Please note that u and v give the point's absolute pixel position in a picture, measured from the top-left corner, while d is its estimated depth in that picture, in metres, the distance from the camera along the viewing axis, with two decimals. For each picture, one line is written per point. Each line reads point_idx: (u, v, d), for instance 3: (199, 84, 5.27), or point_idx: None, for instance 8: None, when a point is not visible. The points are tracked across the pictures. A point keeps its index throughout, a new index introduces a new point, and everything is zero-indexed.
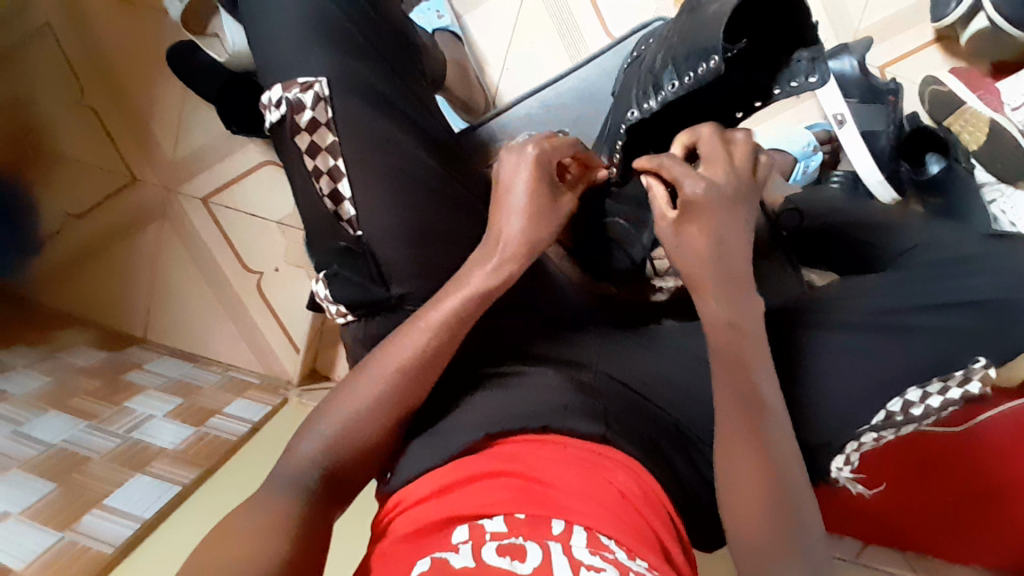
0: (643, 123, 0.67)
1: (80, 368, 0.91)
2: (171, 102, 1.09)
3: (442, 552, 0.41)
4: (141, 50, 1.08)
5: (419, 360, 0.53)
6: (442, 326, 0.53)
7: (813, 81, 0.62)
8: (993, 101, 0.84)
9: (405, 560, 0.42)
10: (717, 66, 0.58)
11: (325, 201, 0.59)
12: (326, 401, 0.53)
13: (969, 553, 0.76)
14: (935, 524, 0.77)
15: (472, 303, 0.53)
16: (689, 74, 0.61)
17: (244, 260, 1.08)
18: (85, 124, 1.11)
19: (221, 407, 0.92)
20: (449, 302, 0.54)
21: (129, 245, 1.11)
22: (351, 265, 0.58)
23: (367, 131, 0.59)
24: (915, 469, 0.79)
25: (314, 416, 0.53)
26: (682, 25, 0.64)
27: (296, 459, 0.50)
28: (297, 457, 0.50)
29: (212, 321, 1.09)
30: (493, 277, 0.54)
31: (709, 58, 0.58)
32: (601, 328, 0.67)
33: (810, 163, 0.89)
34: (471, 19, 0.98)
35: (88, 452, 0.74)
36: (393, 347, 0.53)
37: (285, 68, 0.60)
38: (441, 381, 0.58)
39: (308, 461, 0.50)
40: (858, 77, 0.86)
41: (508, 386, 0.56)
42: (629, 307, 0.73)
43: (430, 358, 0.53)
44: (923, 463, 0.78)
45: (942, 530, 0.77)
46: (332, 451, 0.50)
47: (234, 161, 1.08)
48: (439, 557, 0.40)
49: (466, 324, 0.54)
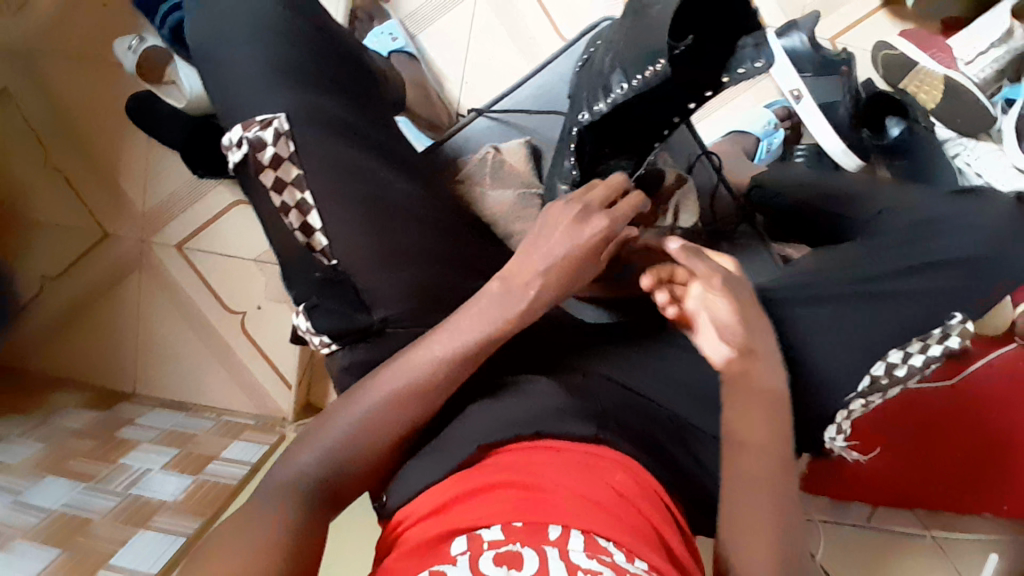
0: (597, 125, 0.64)
1: (71, 431, 0.90)
2: (135, 151, 1.07)
3: (440, 566, 0.41)
4: (100, 103, 1.06)
5: (429, 380, 0.52)
6: (446, 361, 0.52)
7: (760, 66, 0.56)
8: (948, 58, 0.88)
9: (408, 570, 0.43)
10: (664, 68, 0.56)
11: (296, 233, 0.58)
12: (310, 427, 0.52)
13: (987, 508, 0.84)
14: (962, 467, 0.84)
15: (480, 346, 0.53)
16: (637, 75, 0.58)
17: (224, 301, 1.08)
18: (48, 185, 1.08)
19: (219, 453, 0.92)
20: (470, 336, 0.53)
21: (108, 301, 1.09)
22: (330, 295, 0.57)
23: (330, 161, 0.58)
24: (930, 420, 0.85)
25: (314, 426, 0.52)
26: (626, 27, 0.60)
27: (290, 469, 0.49)
28: (291, 466, 0.50)
29: (202, 367, 1.09)
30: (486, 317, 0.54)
31: (656, 62, 0.56)
32: (594, 337, 0.66)
33: (773, 140, 0.92)
34: (425, 39, 0.98)
35: (92, 514, 0.73)
36: (404, 366, 0.52)
37: (241, 107, 0.58)
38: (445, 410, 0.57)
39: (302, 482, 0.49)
40: (809, 52, 0.85)
41: (511, 396, 0.55)
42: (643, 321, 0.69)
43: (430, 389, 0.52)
44: (938, 428, 0.85)
45: (974, 474, 0.84)
46: (325, 464, 0.49)
47: (205, 205, 1.07)
48: (437, 570, 0.41)
49: (469, 358, 0.53)
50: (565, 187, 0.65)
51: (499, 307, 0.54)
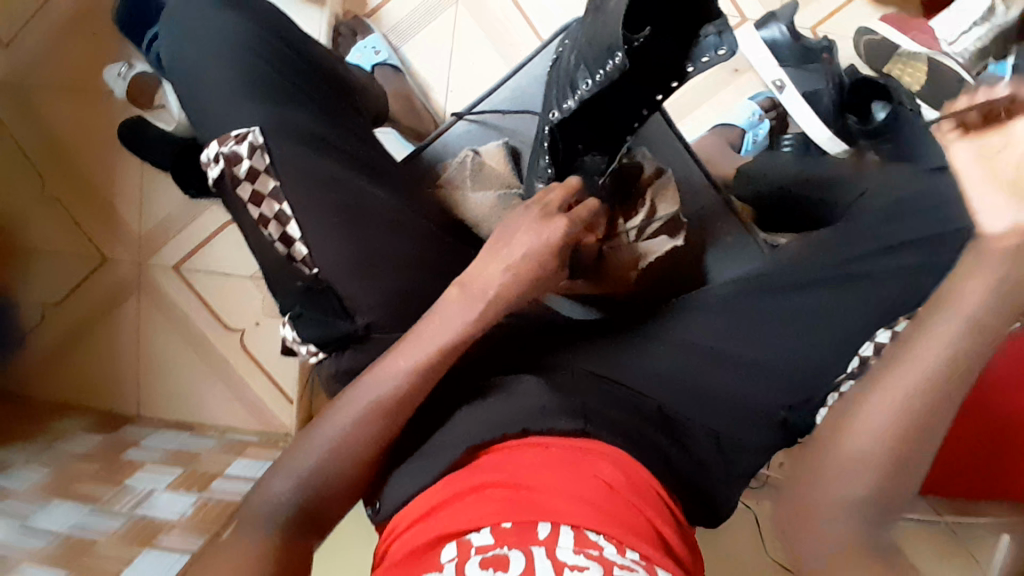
0: (569, 123, 0.65)
1: (77, 456, 0.91)
2: (130, 176, 1.09)
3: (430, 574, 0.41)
4: (93, 131, 1.09)
5: (396, 392, 0.51)
6: (425, 367, 0.52)
7: (722, 54, 0.57)
8: (929, 40, 0.85)
9: None
10: (622, 61, 0.57)
11: (277, 245, 0.59)
12: (292, 445, 0.52)
13: None
14: None
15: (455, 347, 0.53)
16: (600, 71, 0.60)
17: (223, 320, 1.10)
18: (47, 214, 1.10)
19: (222, 471, 0.92)
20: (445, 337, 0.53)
21: (110, 325, 1.11)
22: (313, 304, 0.58)
23: (306, 172, 0.58)
24: None
25: (289, 449, 0.52)
26: (588, 25, 0.63)
27: (274, 493, 0.49)
28: (268, 494, 0.50)
29: (203, 387, 1.10)
30: (462, 314, 0.54)
31: (615, 55, 0.57)
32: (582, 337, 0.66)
33: (757, 132, 0.94)
34: (408, 51, 1.00)
35: (99, 532, 0.74)
36: (371, 380, 0.52)
37: (216, 124, 0.59)
38: (430, 412, 0.57)
39: (285, 496, 0.49)
40: (789, 43, 0.89)
41: (498, 396, 0.55)
42: (632, 312, 0.70)
43: (410, 395, 0.51)
44: None
45: None
46: (304, 486, 0.49)
47: (200, 226, 1.09)
48: None
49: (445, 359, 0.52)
50: (541, 184, 0.67)
51: (477, 309, 0.54)
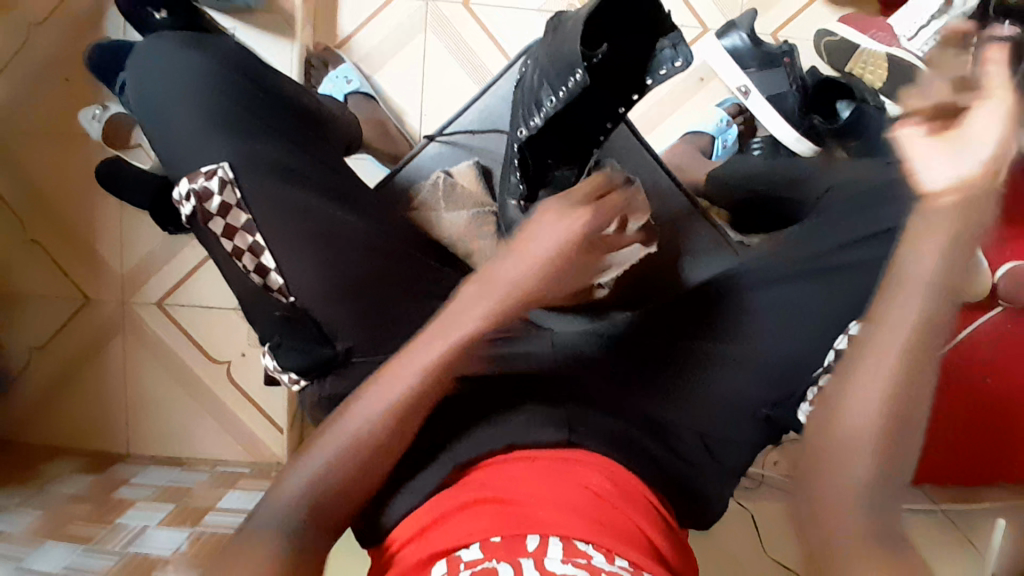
0: (538, 138, 0.65)
1: (69, 497, 0.91)
2: (109, 216, 1.10)
3: None
4: (71, 172, 1.09)
5: (390, 420, 0.46)
6: None
7: (679, 65, 0.59)
8: (887, 37, 0.88)
9: None
10: (584, 77, 0.59)
11: (253, 276, 0.59)
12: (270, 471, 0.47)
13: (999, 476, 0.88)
14: None
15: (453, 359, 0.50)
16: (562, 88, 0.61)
17: (209, 353, 1.10)
18: (27, 257, 1.10)
19: (215, 504, 0.92)
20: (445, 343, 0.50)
21: (96, 365, 1.11)
22: (290, 334, 0.60)
23: (276, 203, 0.59)
24: None
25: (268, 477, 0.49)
26: (547, 45, 0.64)
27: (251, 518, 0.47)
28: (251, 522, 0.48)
29: (192, 422, 1.11)
30: None
31: (576, 71, 0.59)
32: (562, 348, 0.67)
33: (727, 137, 0.96)
34: (380, 77, 1.01)
35: (94, 570, 0.73)
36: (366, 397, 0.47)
37: (186, 160, 0.60)
38: None
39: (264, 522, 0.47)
40: (750, 48, 0.91)
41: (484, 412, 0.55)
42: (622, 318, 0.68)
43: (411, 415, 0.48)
44: None
45: None
46: None
47: (181, 261, 1.09)
48: None
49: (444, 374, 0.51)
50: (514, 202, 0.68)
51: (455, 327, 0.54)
